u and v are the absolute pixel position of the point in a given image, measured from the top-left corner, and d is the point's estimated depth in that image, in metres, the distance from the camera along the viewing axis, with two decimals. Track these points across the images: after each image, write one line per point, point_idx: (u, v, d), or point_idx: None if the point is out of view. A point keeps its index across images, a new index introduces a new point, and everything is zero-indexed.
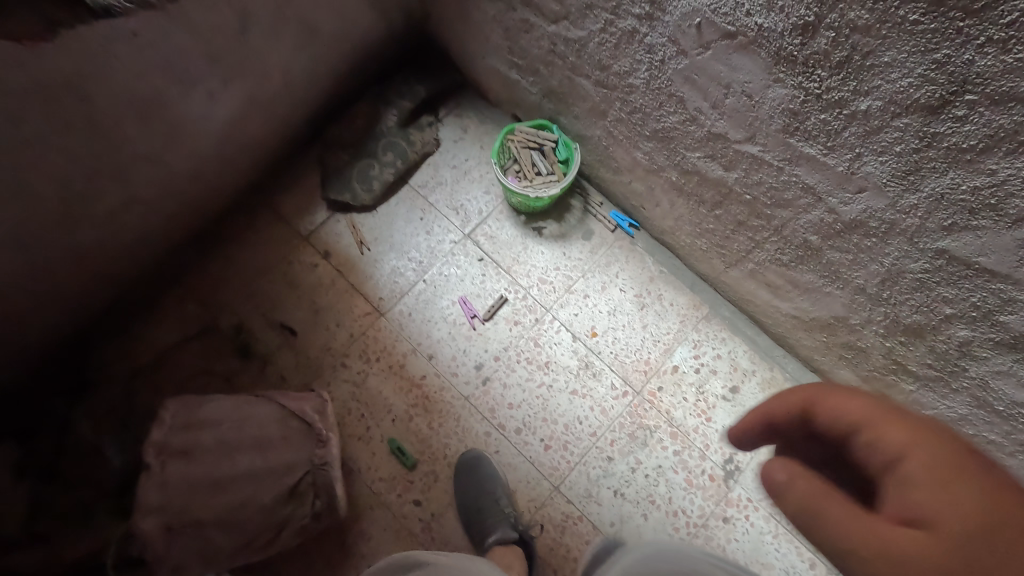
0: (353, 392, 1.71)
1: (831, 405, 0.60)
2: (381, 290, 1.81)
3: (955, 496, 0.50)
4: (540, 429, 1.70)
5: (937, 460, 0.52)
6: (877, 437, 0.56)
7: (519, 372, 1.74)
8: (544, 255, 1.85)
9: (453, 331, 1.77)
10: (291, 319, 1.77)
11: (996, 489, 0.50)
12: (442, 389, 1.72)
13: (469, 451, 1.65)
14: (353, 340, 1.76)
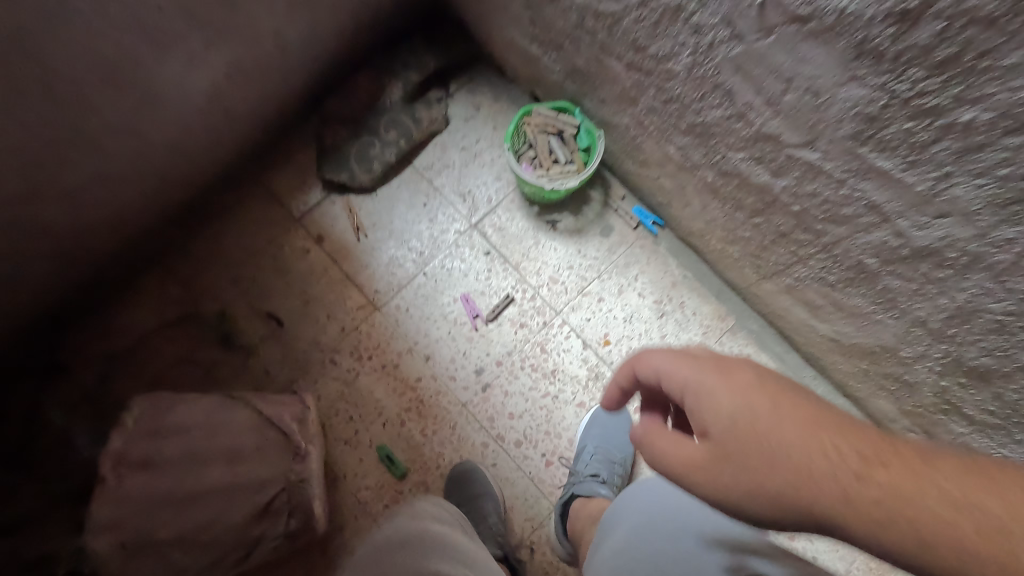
0: (342, 392, 1.58)
1: (645, 359, 0.80)
2: (377, 281, 1.66)
3: (717, 405, 0.70)
4: (541, 442, 1.56)
5: (701, 380, 0.72)
6: (668, 374, 0.76)
7: (522, 379, 1.59)
8: (557, 252, 1.69)
9: (453, 331, 1.62)
10: (278, 309, 1.63)
11: (739, 394, 0.69)
12: (437, 394, 1.58)
13: (461, 461, 1.52)
14: (345, 335, 1.62)
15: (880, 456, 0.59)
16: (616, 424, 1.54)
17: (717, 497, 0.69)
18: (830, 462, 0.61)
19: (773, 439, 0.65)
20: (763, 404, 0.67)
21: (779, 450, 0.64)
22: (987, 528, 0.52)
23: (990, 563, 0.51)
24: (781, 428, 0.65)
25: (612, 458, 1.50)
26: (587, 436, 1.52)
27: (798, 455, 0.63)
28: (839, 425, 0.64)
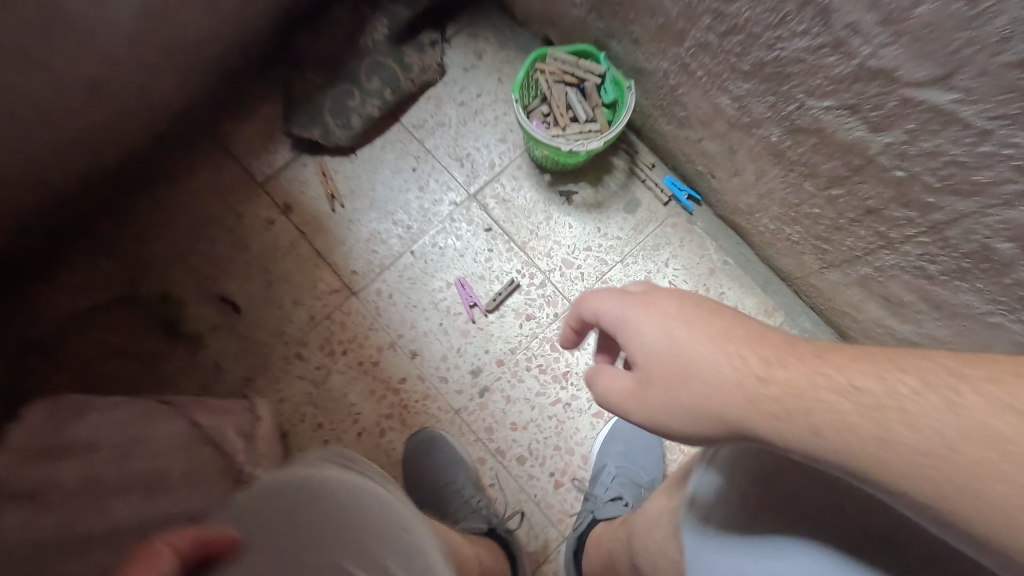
0: (309, 395, 1.31)
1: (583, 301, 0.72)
2: (355, 261, 1.38)
3: (639, 333, 0.63)
4: (550, 459, 1.29)
5: (628, 311, 0.66)
6: (602, 311, 0.69)
7: (526, 383, 1.32)
8: (572, 230, 1.41)
9: (446, 323, 1.35)
10: (234, 292, 1.35)
11: (666, 321, 0.62)
12: (425, 399, 1.31)
13: (429, 431, 1.28)
14: (314, 325, 1.34)
15: (805, 367, 0.52)
16: (636, 435, 1.29)
17: (651, 423, 0.62)
18: (744, 375, 0.55)
19: (694, 361, 0.58)
20: (681, 327, 0.61)
21: (696, 369, 0.58)
22: (868, 406, 0.48)
23: (869, 437, 0.47)
24: (702, 350, 0.58)
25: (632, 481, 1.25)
26: (604, 452, 1.27)
27: (713, 371, 0.56)
28: (766, 340, 0.57)
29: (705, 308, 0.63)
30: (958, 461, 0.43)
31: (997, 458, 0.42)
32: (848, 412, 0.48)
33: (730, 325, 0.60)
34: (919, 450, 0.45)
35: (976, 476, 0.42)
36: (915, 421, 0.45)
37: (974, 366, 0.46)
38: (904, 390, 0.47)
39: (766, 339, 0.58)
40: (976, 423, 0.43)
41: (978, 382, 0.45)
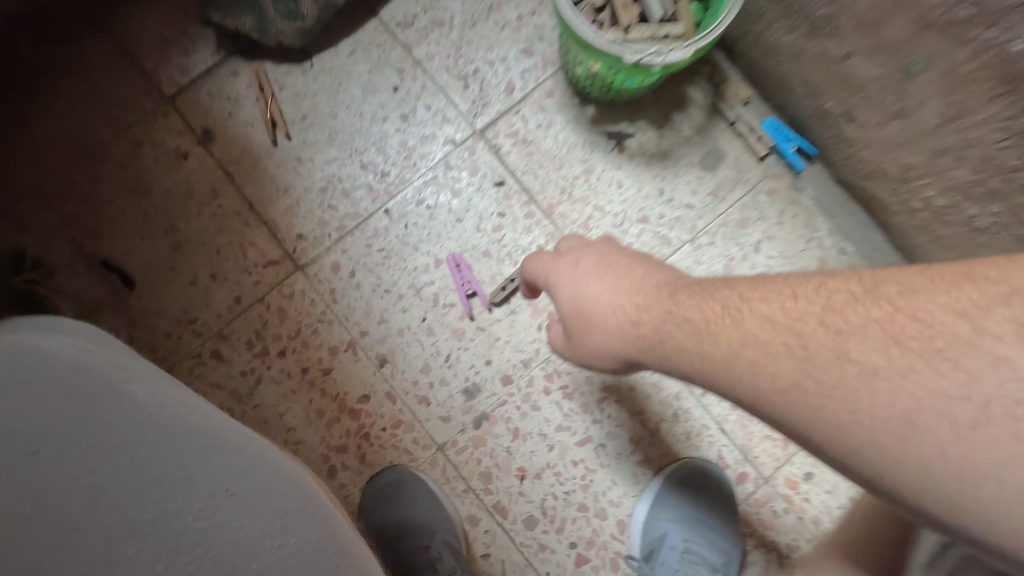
0: (228, 412, 0.90)
1: (524, 268, 0.79)
2: (303, 220, 0.95)
3: (556, 290, 0.67)
4: (570, 524, 0.90)
5: (550, 270, 0.70)
6: (532, 273, 0.74)
7: (543, 412, 0.92)
8: (621, 191, 0.97)
9: (431, 318, 0.93)
10: (125, 256, 0.92)
11: (570, 274, 0.66)
12: (395, 428, 0.91)
13: (404, 469, 0.88)
14: (240, 312, 0.92)
15: (668, 304, 0.55)
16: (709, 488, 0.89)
17: (587, 365, 0.67)
18: (624, 318, 0.58)
19: (591, 310, 0.61)
20: (583, 279, 0.64)
21: (594, 316, 0.61)
22: (696, 333, 0.51)
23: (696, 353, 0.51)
24: (598, 299, 0.61)
25: (702, 558, 0.88)
26: (653, 520, 0.89)
27: (604, 320, 0.60)
28: (656, 284, 0.59)
29: (619, 258, 0.65)
30: (788, 375, 0.44)
31: (813, 375, 0.43)
32: (698, 342, 0.51)
33: (632, 274, 0.61)
34: (759, 367, 0.46)
35: (791, 393, 0.44)
36: (721, 339, 0.49)
37: (820, 284, 0.47)
38: (745, 317, 0.48)
39: (656, 283, 0.59)
40: (783, 335, 0.46)
41: (818, 303, 0.45)
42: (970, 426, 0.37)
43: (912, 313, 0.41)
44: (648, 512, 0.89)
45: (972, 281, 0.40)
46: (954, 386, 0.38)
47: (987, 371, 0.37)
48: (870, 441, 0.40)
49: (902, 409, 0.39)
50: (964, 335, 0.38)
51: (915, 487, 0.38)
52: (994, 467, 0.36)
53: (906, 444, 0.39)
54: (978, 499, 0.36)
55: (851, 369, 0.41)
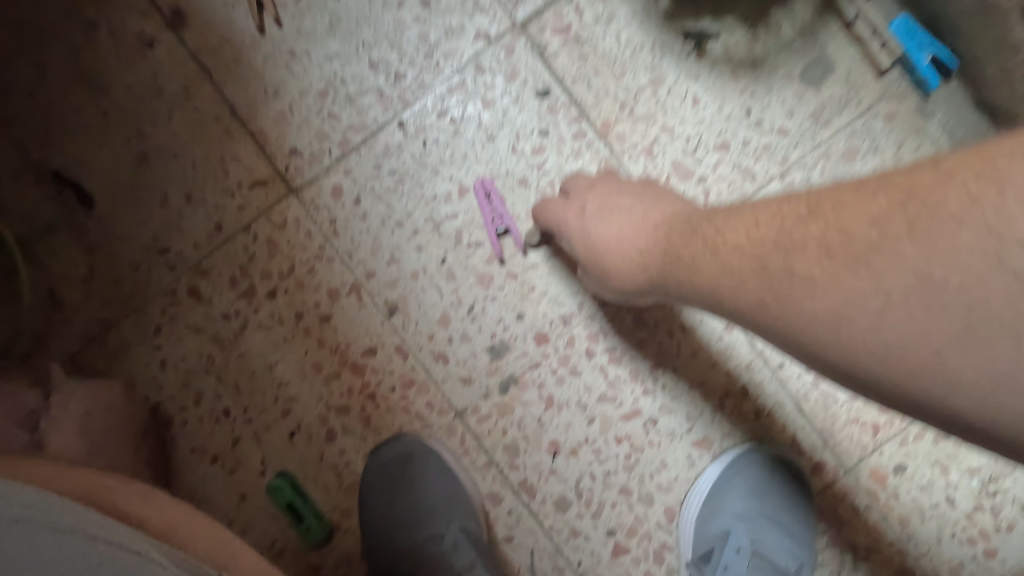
0: (207, 361, 0.75)
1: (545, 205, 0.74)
2: (298, 131, 0.76)
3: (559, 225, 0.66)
4: (609, 509, 0.76)
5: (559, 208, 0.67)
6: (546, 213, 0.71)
7: (584, 377, 0.76)
8: (697, 109, 0.77)
9: (452, 259, 0.76)
10: (82, 168, 0.75)
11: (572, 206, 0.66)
12: (406, 388, 0.76)
13: (414, 440, 0.75)
14: (221, 242, 0.76)
15: (660, 239, 0.53)
16: (777, 482, 0.75)
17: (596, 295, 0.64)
18: (629, 260, 0.56)
19: (600, 248, 0.59)
20: (591, 220, 0.61)
21: (605, 257, 0.58)
22: (670, 262, 0.51)
23: (674, 280, 0.51)
24: (605, 238, 0.58)
25: (768, 565, 0.75)
26: (711, 513, 0.75)
27: (592, 245, 0.60)
28: (642, 218, 0.58)
29: (613, 195, 0.63)
30: (752, 296, 0.42)
31: (763, 291, 0.41)
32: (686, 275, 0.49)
33: (624, 210, 0.60)
34: (728, 290, 0.44)
35: (752, 312, 0.43)
36: (692, 266, 0.48)
37: (776, 209, 0.44)
38: (720, 247, 0.46)
39: (652, 216, 0.57)
40: (733, 256, 0.45)
41: (774, 228, 0.42)
42: (880, 312, 0.34)
43: (842, 226, 0.37)
44: (706, 504, 0.75)
45: (882, 192, 0.36)
46: (863, 283, 0.35)
47: (890, 262, 0.34)
48: (806, 333, 0.38)
49: (829, 307, 0.36)
50: (869, 240, 0.35)
51: (860, 372, 0.36)
52: (896, 344, 0.33)
53: (839, 338, 0.36)
54: (909, 375, 0.33)
55: (791, 280, 0.39)
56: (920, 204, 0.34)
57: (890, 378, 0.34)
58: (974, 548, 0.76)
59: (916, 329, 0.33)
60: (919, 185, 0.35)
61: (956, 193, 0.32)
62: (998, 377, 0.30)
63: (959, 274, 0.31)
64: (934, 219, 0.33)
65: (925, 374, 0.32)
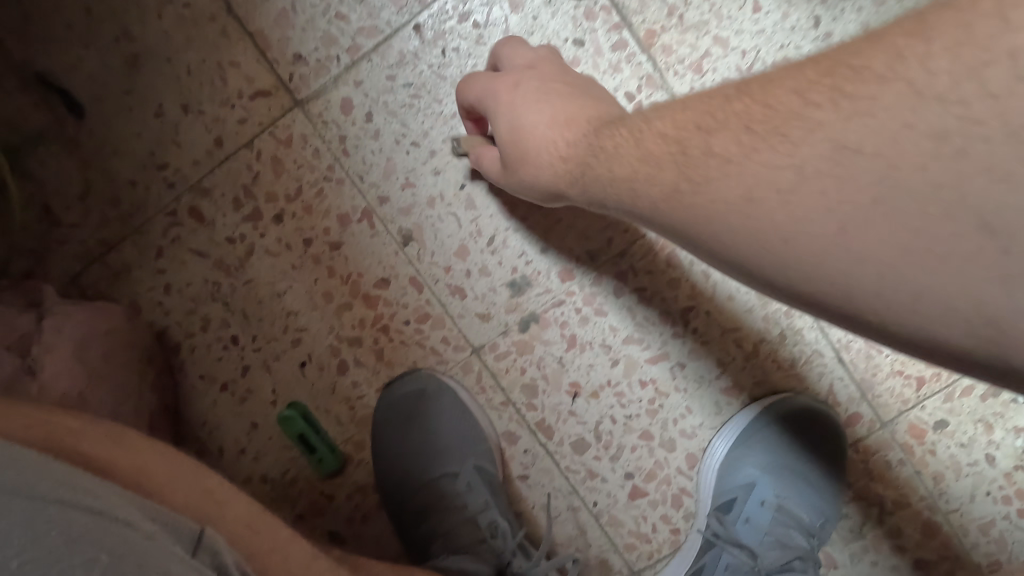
0: (212, 287, 0.71)
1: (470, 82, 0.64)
2: (302, 33, 0.68)
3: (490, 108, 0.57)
4: (628, 453, 0.73)
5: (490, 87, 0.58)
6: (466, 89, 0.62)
7: (609, 318, 0.71)
8: (756, 17, 0.67)
9: (472, 185, 0.70)
10: (69, 71, 0.68)
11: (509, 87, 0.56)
12: (421, 322, 0.72)
13: (429, 376, 0.72)
14: (222, 159, 0.70)
15: (582, 135, 0.48)
16: (806, 432, 0.71)
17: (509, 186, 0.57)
18: (554, 158, 0.49)
19: (520, 140, 0.53)
20: (524, 109, 0.53)
21: (529, 147, 0.52)
22: (575, 150, 0.48)
23: (575, 170, 0.47)
24: (527, 130, 0.52)
25: (794, 518, 0.72)
26: (736, 463, 0.72)
27: (522, 134, 0.52)
28: (569, 108, 0.52)
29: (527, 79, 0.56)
30: (668, 185, 0.38)
31: (680, 177, 0.38)
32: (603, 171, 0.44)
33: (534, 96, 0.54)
34: (644, 180, 0.40)
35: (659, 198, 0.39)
36: (599, 155, 0.45)
37: (702, 100, 0.41)
38: (647, 138, 0.42)
39: (577, 111, 0.51)
40: (652, 143, 0.41)
41: (702, 109, 0.39)
42: (790, 190, 0.33)
43: (765, 101, 0.36)
44: (730, 455, 0.72)
45: (810, 66, 0.35)
46: (780, 157, 0.33)
47: (807, 134, 0.33)
48: (715, 217, 0.36)
49: (742, 187, 0.34)
50: (794, 110, 0.34)
51: (758, 263, 0.35)
52: (803, 224, 0.32)
53: (750, 219, 0.34)
54: (815, 255, 0.32)
55: (713, 160, 0.36)
56: (847, 70, 0.32)
57: (800, 258, 0.33)
58: (1009, 507, 0.72)
59: (826, 207, 0.32)
60: (844, 55, 0.34)
61: (884, 55, 0.31)
62: (898, 245, 0.30)
63: (873, 138, 0.31)
64: (857, 83, 0.32)
65: (832, 250, 0.32)
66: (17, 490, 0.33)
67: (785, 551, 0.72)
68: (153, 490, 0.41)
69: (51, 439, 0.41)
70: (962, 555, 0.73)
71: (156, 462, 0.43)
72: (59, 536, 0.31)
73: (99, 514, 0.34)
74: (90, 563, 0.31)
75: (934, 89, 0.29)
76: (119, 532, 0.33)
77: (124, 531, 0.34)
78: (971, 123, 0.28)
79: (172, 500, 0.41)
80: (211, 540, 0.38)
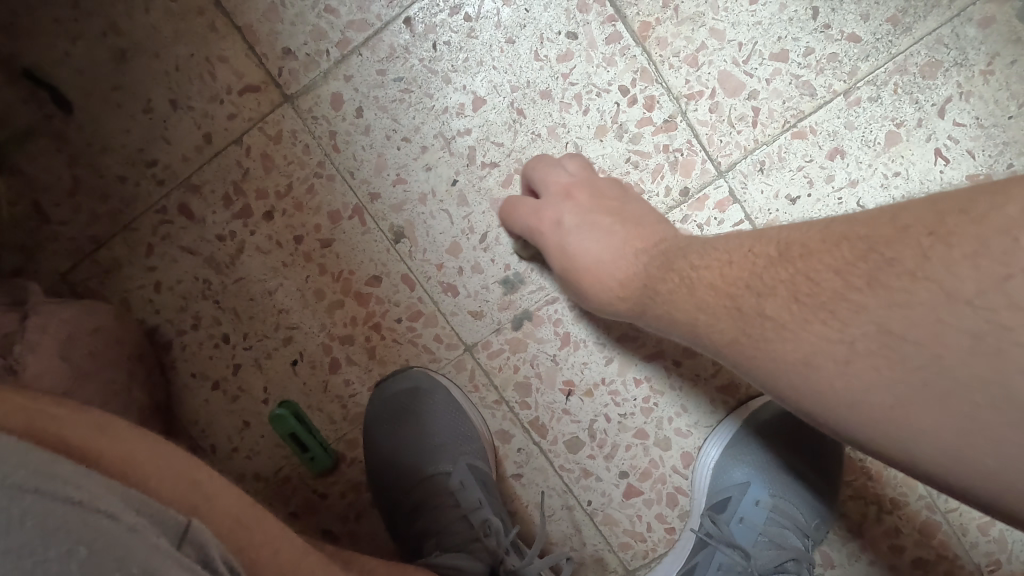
0: (202, 285, 0.70)
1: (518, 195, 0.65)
2: (292, 27, 0.67)
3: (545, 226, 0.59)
4: (623, 452, 0.72)
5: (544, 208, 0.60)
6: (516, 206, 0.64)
7: (604, 315, 0.70)
8: (754, 8, 0.65)
9: (464, 182, 0.69)
10: (55, 66, 0.67)
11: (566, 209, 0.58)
12: (413, 320, 0.71)
13: (421, 374, 0.71)
14: (211, 156, 0.69)
15: (637, 269, 0.50)
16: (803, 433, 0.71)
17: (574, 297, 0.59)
18: (608, 289, 0.52)
19: (580, 275, 0.55)
20: (581, 234, 0.56)
21: (591, 270, 0.54)
22: (633, 284, 0.50)
23: (637, 303, 0.49)
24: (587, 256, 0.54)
25: (790, 519, 0.71)
26: (731, 462, 0.71)
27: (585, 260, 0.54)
28: (626, 234, 0.54)
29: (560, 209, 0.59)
30: (728, 335, 0.41)
31: (739, 335, 0.40)
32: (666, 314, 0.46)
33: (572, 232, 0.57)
34: (703, 325, 0.43)
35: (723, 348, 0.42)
36: (657, 295, 0.47)
37: (748, 249, 0.42)
38: (695, 283, 0.44)
39: (631, 235, 0.54)
40: (704, 290, 0.43)
41: (749, 268, 0.41)
42: (845, 361, 0.35)
43: (809, 272, 0.37)
44: (726, 453, 0.71)
45: (846, 243, 0.37)
46: (830, 331, 0.36)
47: (856, 314, 0.35)
48: (776, 374, 0.38)
49: (799, 353, 0.37)
50: (836, 291, 0.36)
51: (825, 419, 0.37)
52: (862, 393, 0.35)
53: (809, 381, 0.37)
54: (870, 422, 0.35)
55: (765, 324, 0.39)
56: (879, 257, 0.35)
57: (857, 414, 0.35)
58: None
59: (882, 381, 0.34)
60: (878, 240, 0.35)
61: (913, 250, 0.33)
62: (951, 428, 0.32)
63: (915, 327, 0.33)
64: (890, 274, 0.34)
65: (885, 420, 0.34)
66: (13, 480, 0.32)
67: (780, 552, 0.71)
68: (137, 479, 0.40)
69: (35, 429, 0.40)
70: (962, 554, 0.72)
71: (146, 455, 0.42)
72: (35, 527, 0.30)
73: (82, 505, 0.33)
74: (68, 555, 0.30)
75: (962, 291, 0.32)
76: (97, 524, 0.32)
77: (103, 524, 0.32)
78: (1000, 326, 0.31)
79: (168, 497, 0.40)
80: (197, 537, 0.37)
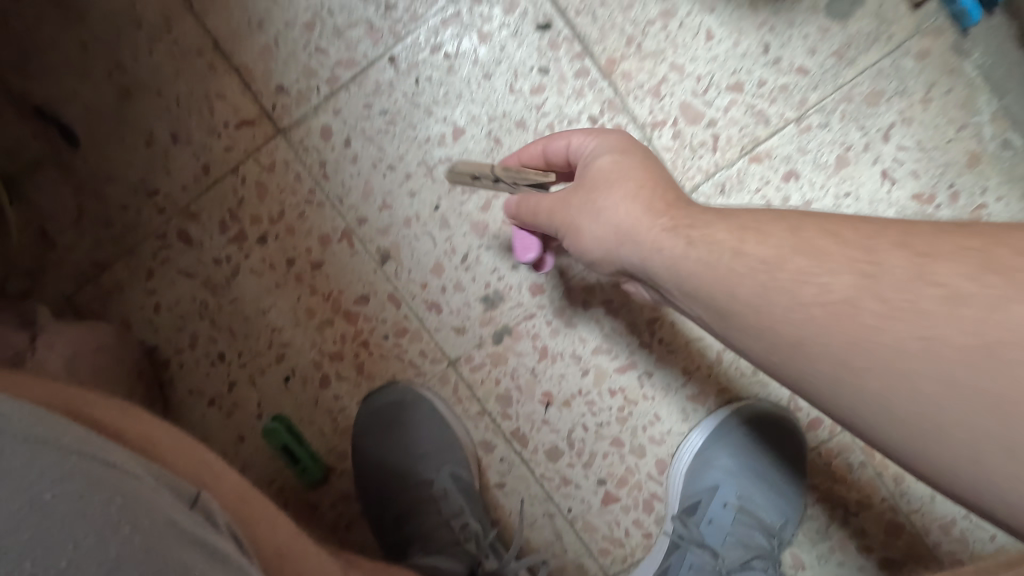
0: (200, 305, 0.74)
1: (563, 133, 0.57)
2: (285, 66, 0.72)
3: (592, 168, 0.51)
4: (600, 459, 0.76)
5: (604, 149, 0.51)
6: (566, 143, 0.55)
7: (579, 329, 0.75)
8: (710, 45, 0.71)
9: (445, 206, 0.74)
10: (64, 104, 0.73)
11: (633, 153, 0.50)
12: (399, 336, 0.75)
13: (406, 388, 0.75)
14: (209, 184, 0.73)
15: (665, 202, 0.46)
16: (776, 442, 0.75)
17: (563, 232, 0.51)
18: (629, 210, 0.46)
19: (598, 198, 0.48)
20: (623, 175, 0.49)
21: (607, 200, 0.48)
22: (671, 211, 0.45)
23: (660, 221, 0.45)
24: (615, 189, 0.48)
25: (757, 520, 0.75)
26: (702, 468, 0.75)
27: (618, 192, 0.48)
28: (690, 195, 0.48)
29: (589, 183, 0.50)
30: (839, 268, 0.36)
31: (846, 271, 0.36)
32: (702, 290, 0.42)
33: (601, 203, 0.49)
34: (789, 255, 0.38)
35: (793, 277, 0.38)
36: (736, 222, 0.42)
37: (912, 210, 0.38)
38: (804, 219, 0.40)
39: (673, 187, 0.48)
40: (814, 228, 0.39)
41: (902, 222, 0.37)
42: (1003, 349, 0.30)
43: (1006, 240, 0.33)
44: (697, 459, 0.75)
45: None
46: (1006, 304, 0.30)
47: None
48: (879, 333, 0.34)
49: (938, 319, 0.32)
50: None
51: (891, 403, 0.33)
52: (985, 389, 0.30)
53: (926, 353, 0.32)
54: (955, 425, 0.31)
55: (899, 267, 0.34)
56: None
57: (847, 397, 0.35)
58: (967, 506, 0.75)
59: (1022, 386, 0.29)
60: None
61: None
62: None
63: None
64: None
65: (984, 428, 0.30)
66: (48, 441, 0.36)
67: (747, 551, 0.74)
68: (159, 454, 0.44)
69: (69, 405, 0.44)
70: (924, 554, 0.75)
71: (166, 436, 0.46)
72: (80, 482, 0.35)
73: (115, 467, 0.37)
74: (108, 504, 0.34)
75: None
76: (131, 485, 0.36)
77: (134, 485, 0.37)
78: None
79: (181, 470, 0.44)
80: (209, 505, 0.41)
